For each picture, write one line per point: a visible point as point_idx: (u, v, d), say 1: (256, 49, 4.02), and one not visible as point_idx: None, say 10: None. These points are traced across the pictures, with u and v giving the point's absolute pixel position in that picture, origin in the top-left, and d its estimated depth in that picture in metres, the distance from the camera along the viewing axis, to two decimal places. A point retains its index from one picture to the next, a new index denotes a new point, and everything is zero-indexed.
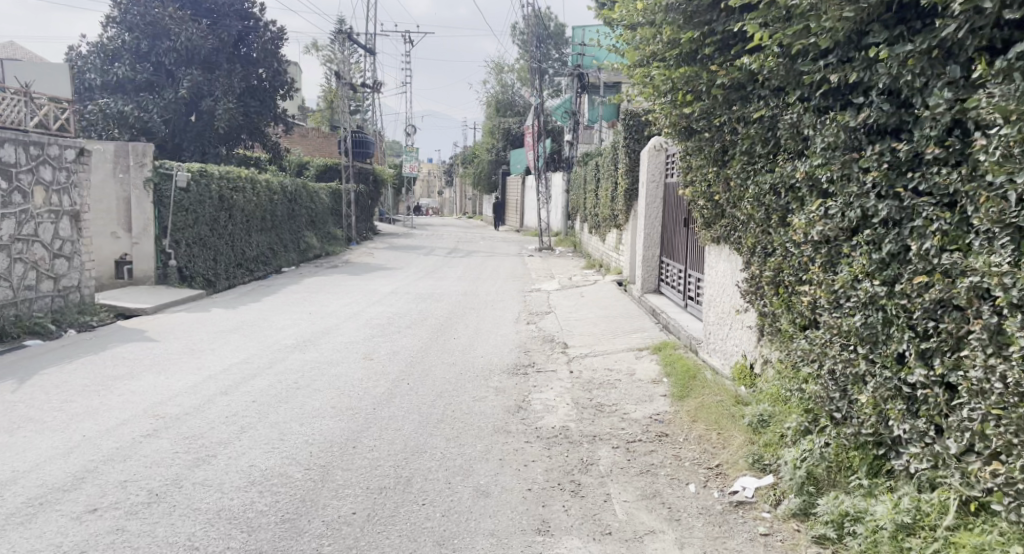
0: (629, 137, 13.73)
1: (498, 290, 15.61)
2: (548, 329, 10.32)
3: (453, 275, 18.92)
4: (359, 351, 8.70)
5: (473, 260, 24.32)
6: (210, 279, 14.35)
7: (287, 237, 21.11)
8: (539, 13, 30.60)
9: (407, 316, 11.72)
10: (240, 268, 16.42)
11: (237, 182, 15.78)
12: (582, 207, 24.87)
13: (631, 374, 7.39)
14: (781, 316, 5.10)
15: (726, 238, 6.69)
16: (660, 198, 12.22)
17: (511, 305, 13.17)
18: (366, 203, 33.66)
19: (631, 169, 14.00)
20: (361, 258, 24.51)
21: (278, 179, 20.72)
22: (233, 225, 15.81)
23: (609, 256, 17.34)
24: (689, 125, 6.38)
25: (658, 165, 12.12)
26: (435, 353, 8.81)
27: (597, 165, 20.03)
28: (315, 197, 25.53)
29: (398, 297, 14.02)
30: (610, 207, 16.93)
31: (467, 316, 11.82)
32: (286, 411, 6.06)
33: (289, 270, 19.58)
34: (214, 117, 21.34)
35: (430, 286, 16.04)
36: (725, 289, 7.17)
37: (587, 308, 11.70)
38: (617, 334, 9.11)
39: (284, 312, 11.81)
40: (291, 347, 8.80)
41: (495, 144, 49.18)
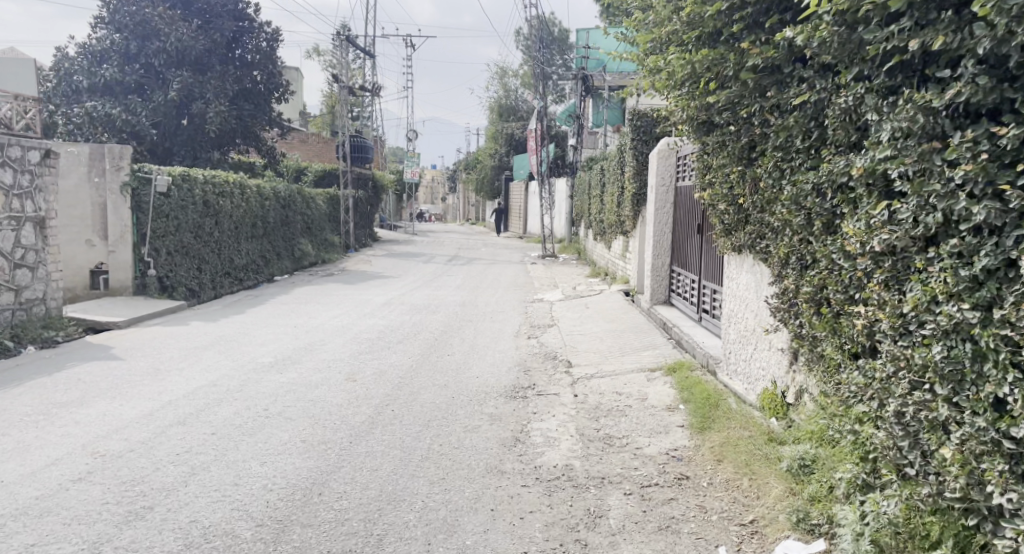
0: (635, 138, 12.98)
1: (498, 300, 14.84)
2: (549, 344, 9.54)
3: (452, 284, 18.16)
4: (342, 370, 7.94)
5: (473, 268, 23.57)
6: (194, 289, 13.62)
7: (280, 244, 20.40)
8: (543, 15, 29.92)
9: (398, 329, 10.96)
10: (228, 277, 15.69)
11: (224, 186, 15.06)
12: (586, 213, 24.15)
13: (642, 399, 6.61)
14: (824, 341, 4.32)
15: (751, 247, 5.92)
16: (671, 203, 11.45)
17: (511, 316, 12.40)
18: (365, 209, 32.95)
19: (638, 172, 13.24)
20: (358, 266, 23.79)
21: (271, 184, 19.99)
22: (220, 232, 15.08)
23: (615, 264, 16.56)
24: (711, 118, 5.65)
25: (669, 168, 11.34)
26: (426, 372, 8.03)
27: (602, 169, 19.30)
28: (311, 203, 24.81)
29: (391, 308, 13.26)
30: (616, 212, 16.15)
31: (463, 330, 11.05)
32: (249, 446, 5.29)
33: (281, 279, 18.85)
34: (205, 120, 20.66)
35: (426, 296, 15.27)
36: (749, 304, 6.38)
37: (592, 321, 10.91)
38: (626, 351, 8.32)
39: (268, 325, 11.05)
40: (268, 366, 8.04)
41: (497, 149, 48.51)
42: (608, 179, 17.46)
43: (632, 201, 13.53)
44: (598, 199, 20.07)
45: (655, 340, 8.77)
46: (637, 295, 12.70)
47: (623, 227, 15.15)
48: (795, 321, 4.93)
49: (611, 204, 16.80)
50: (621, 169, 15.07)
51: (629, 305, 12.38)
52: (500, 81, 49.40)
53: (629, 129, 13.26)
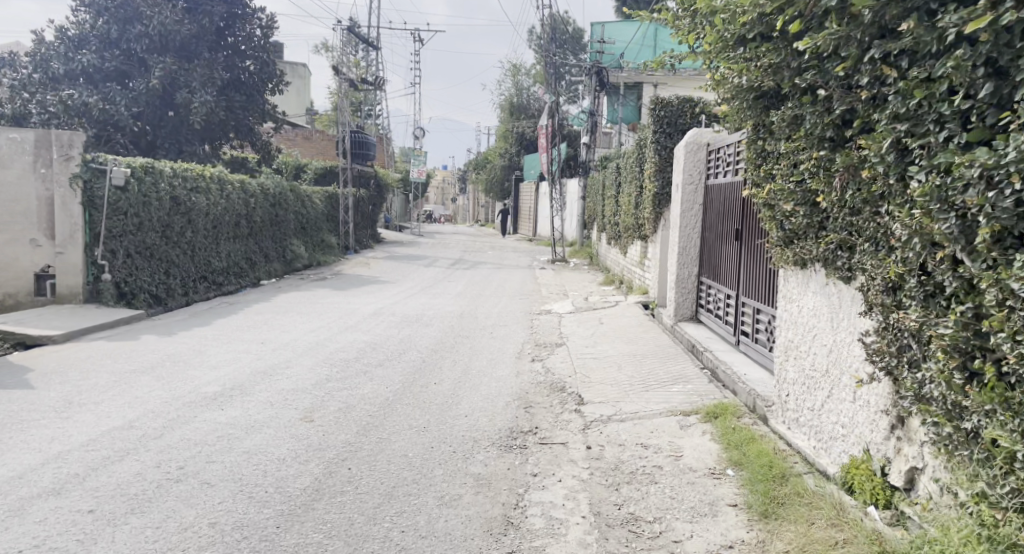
0: (658, 130, 11.44)
1: (500, 310, 13.29)
2: (556, 371, 8.02)
3: (453, 291, 16.65)
4: (299, 406, 6.44)
5: (477, 272, 22.06)
6: (160, 295, 12.17)
7: (268, 246, 18.97)
8: (556, 14, 28.44)
9: (380, 347, 9.46)
10: (202, 281, 14.26)
11: (198, 181, 13.63)
12: (599, 216, 22.64)
13: (677, 458, 5.04)
14: (987, 422, 2.81)
15: (831, 262, 4.37)
16: (700, 206, 10.02)
17: (514, 331, 10.90)
18: (367, 209, 31.51)
19: (660, 169, 11.68)
20: (355, 269, 22.40)
21: (259, 180, 18.55)
22: (194, 232, 13.64)
23: (632, 271, 14.99)
24: (783, 75, 4.08)
25: (698, 164, 9.92)
26: (402, 410, 6.52)
27: (618, 167, 17.75)
28: (306, 201, 23.39)
29: (378, 320, 11.77)
30: (634, 215, 14.59)
31: (456, 349, 9.53)
32: (128, 534, 3.83)
33: (267, 284, 17.43)
34: (190, 111, 19.35)
35: (420, 305, 13.74)
36: (819, 337, 4.81)
37: (609, 340, 9.35)
38: (650, 385, 6.76)
39: (231, 339, 9.57)
40: (209, 398, 6.58)
41: (508, 149, 47.02)
42: (625, 178, 15.92)
43: (652, 203, 11.96)
44: (612, 200, 18.53)
45: (686, 371, 7.20)
46: (658, 311, 11.14)
47: (643, 231, 13.55)
48: (916, 376, 3.33)
49: (629, 206, 15.23)
50: (641, 166, 13.50)
51: (649, 320, 10.83)
52: (512, 78, 47.96)
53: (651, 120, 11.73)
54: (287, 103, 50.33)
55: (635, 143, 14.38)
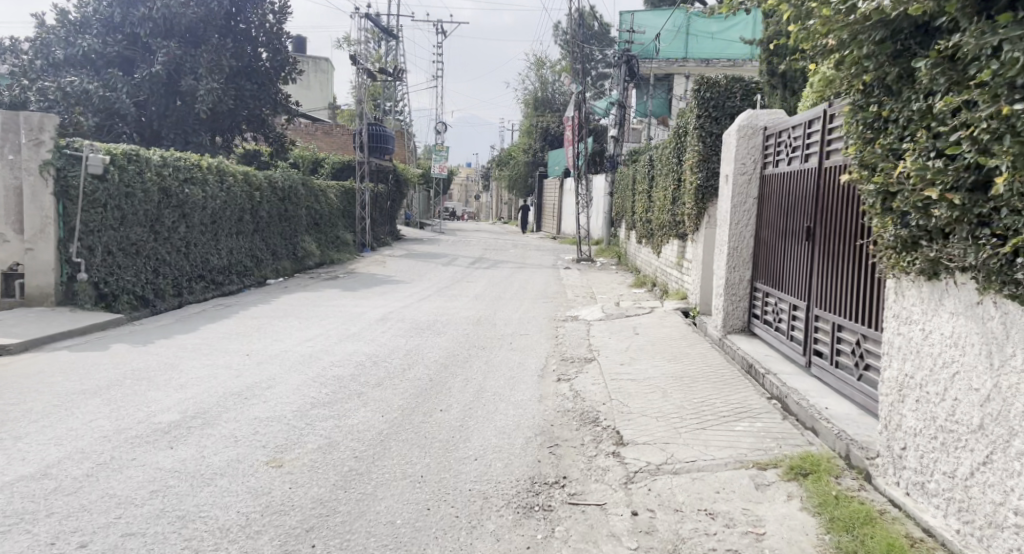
0: (703, 114, 10.21)
1: (521, 316, 12.00)
2: (586, 395, 6.75)
3: (472, 293, 15.45)
4: (271, 442, 5.23)
5: (498, 272, 20.82)
6: (146, 298, 11.01)
7: (276, 242, 17.87)
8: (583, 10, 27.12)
9: (382, 362, 8.21)
10: (199, 281, 13.14)
11: (194, 172, 12.47)
12: (628, 213, 21.33)
13: (759, 539, 3.71)
14: None
15: (999, 270, 3.08)
16: (754, 200, 8.68)
17: (536, 342, 9.65)
18: (384, 205, 30.35)
19: (704, 158, 10.30)
20: (369, 267, 21.28)
21: (267, 172, 17.42)
22: (189, 228, 12.48)
23: (668, 273, 13.63)
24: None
25: (752, 151, 8.62)
26: (396, 449, 5.25)
27: (651, 160, 16.37)
28: (320, 196, 22.27)
29: (384, 327, 10.53)
30: (671, 212, 13.22)
31: (470, 365, 8.25)
32: None
33: (274, 283, 16.34)
34: (196, 99, 18.25)
35: (435, 310, 12.50)
36: (962, 378, 3.48)
37: (648, 356, 8.01)
38: (707, 420, 5.43)
39: (213, 349, 8.36)
40: (162, 429, 5.38)
41: (532, 145, 45.72)
42: (660, 171, 14.55)
43: (694, 197, 10.59)
44: (644, 197, 17.17)
45: (749, 403, 5.85)
46: (702, 320, 9.79)
47: (683, 229, 12.20)
48: None
49: (664, 202, 13.85)
50: (681, 156, 12.14)
51: (693, 331, 9.48)
52: (536, 72, 46.65)
53: (694, 103, 10.36)
54: (306, 96, 49.38)
55: (672, 131, 13.00)
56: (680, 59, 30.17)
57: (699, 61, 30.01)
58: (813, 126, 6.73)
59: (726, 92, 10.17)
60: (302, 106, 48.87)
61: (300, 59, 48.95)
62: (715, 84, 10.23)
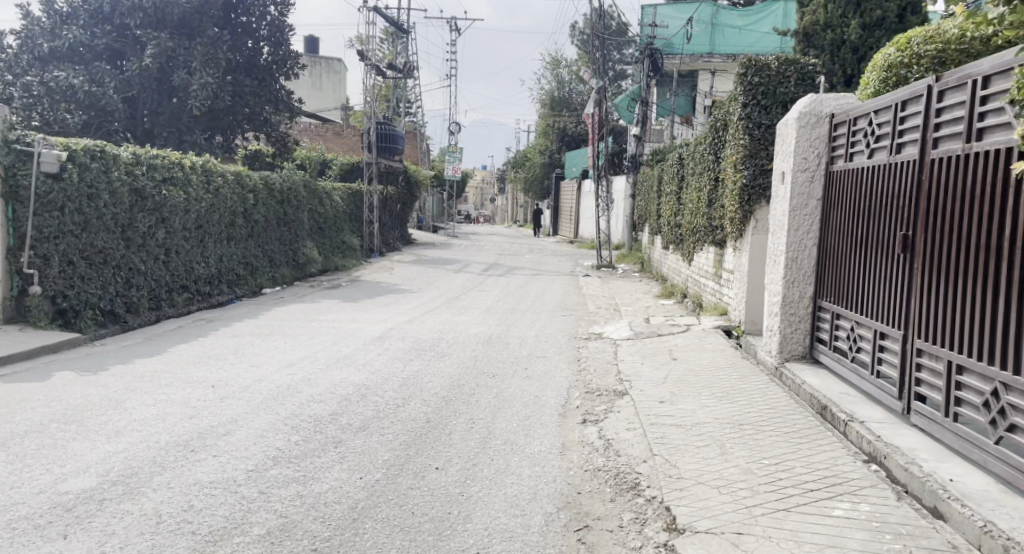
0: (749, 102, 8.92)
1: (538, 334, 10.67)
2: (621, 447, 5.41)
3: (483, 305, 14.16)
4: (208, 525, 3.91)
5: (513, 279, 19.53)
6: (116, 313, 9.74)
7: (275, 249, 16.68)
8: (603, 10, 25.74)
9: (372, 395, 6.90)
10: (183, 292, 11.87)
11: (174, 171, 11.17)
12: (652, 217, 20.06)
13: None
14: None
15: None
16: (817, 202, 7.42)
17: (555, 370, 8.33)
18: (394, 208, 29.14)
19: (751, 154, 9.02)
20: (376, 275, 20.07)
21: (265, 173, 16.22)
22: (170, 233, 11.20)
23: (703, 285, 12.27)
24: None
25: (815, 143, 7.35)
26: (373, 535, 3.92)
27: (680, 159, 15.09)
28: (325, 199, 21.07)
29: (384, 347, 9.25)
30: (708, 216, 11.89)
31: (478, 401, 6.93)
32: None
33: (270, 293, 15.13)
34: (189, 94, 16.99)
35: (442, 326, 11.21)
36: None
37: (692, 390, 6.66)
38: (792, 500, 4.09)
39: (175, 377, 7.08)
40: (66, 505, 4.07)
41: (549, 147, 44.45)
42: (692, 171, 13.24)
43: (737, 199, 9.28)
44: (672, 200, 15.82)
45: (841, 469, 4.50)
46: (749, 343, 8.44)
47: (723, 235, 10.87)
48: None
49: (699, 204, 12.51)
50: (721, 151, 10.81)
51: (740, 356, 8.13)
52: (552, 72, 45.57)
53: (739, 90, 9.07)
54: (319, 99, 48.30)
55: (709, 125, 11.69)
56: (706, 55, 29.02)
57: (726, 57, 28.86)
58: (909, 110, 5.48)
59: (777, 77, 8.86)
60: (306, 108, 47.88)
61: (314, 61, 47.84)
62: (764, 68, 8.89)
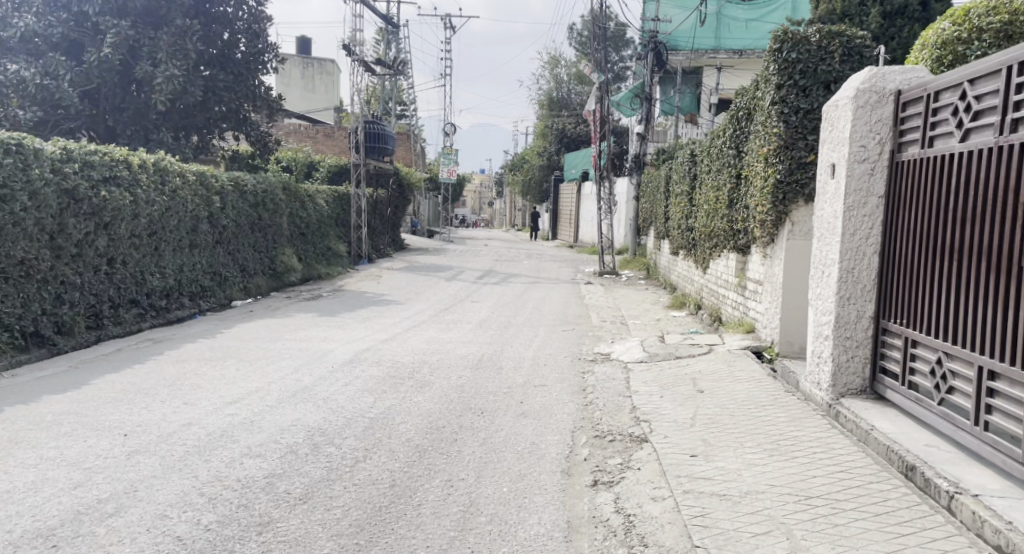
0: (783, 83, 7.57)
1: (537, 356, 9.26)
2: (650, 534, 4.01)
3: (475, 319, 12.76)
4: None
5: (509, 288, 18.15)
6: (42, 334, 8.33)
7: (248, 257, 15.28)
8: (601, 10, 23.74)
9: (327, 446, 5.48)
10: (133, 307, 10.44)
11: (118, 169, 9.77)
12: (659, 219, 18.70)
13: None
14: None
15: None
16: (878, 199, 6.04)
17: (556, 405, 6.93)
18: (385, 212, 27.77)
19: (787, 145, 7.65)
20: (362, 284, 18.69)
21: (236, 173, 14.83)
22: (115, 241, 9.79)
23: (724, 297, 10.85)
24: None
25: (876, 126, 5.97)
26: None
27: (692, 155, 13.74)
28: (306, 202, 19.68)
29: (354, 376, 7.84)
30: (728, 218, 10.52)
31: (461, 452, 5.51)
32: None
33: (239, 306, 13.72)
34: (153, 88, 15.58)
35: (428, 345, 9.79)
36: None
37: (732, 442, 5.26)
38: None
39: (81, 421, 5.66)
40: None
41: (547, 148, 43.10)
42: (709, 169, 11.85)
43: (769, 197, 7.90)
44: (682, 201, 14.40)
45: None
46: (789, 370, 7.03)
47: (751, 240, 9.47)
48: None
49: (717, 205, 11.11)
50: (747, 144, 9.42)
51: (781, 388, 6.72)
52: (551, 71, 44.32)
53: (772, 70, 7.70)
54: (311, 101, 46.90)
55: (732, 114, 10.29)
56: (711, 50, 27.60)
57: (732, 52, 27.49)
58: None
59: (818, 53, 7.48)
60: (287, 105, 46.64)
61: (307, 61, 46.46)
62: (803, 42, 7.51)
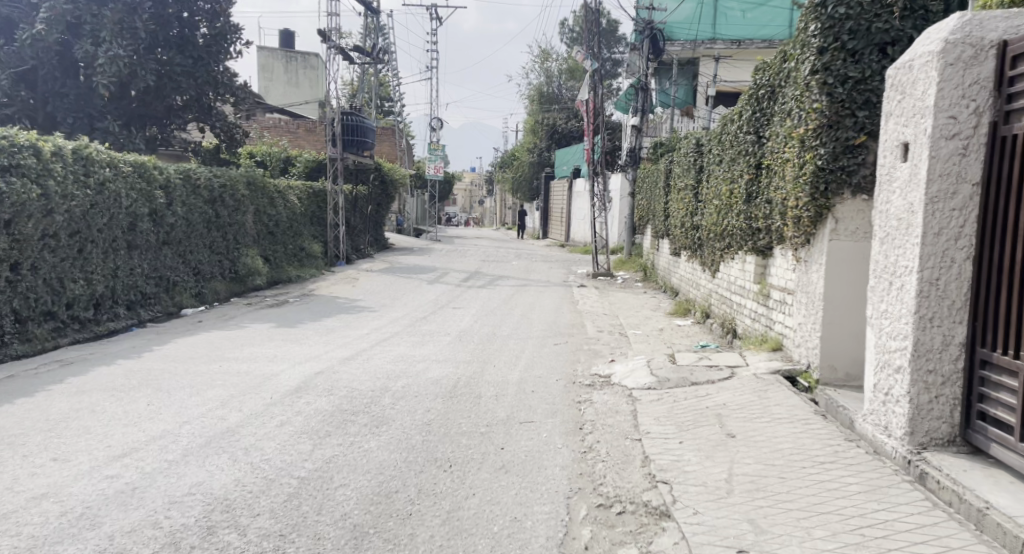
0: (827, 45, 6.08)
1: (522, 380, 7.73)
2: None
3: (454, 329, 11.28)
4: None
5: (495, 291, 16.69)
6: None
7: (201, 260, 13.75)
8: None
9: (226, 531, 3.98)
10: (46, 321, 9.00)
11: (24, 158, 8.37)
12: (657, 217, 17.27)
13: None
14: None
15: None
16: (973, 188, 4.53)
17: (544, 451, 5.47)
18: (365, 209, 26.24)
19: (830, 122, 6.15)
20: (335, 288, 17.18)
21: (186, 164, 13.29)
22: (20, 242, 8.37)
23: (742, 306, 9.34)
24: None
25: (972, 87, 4.46)
26: None
27: (697, 143, 12.28)
28: (274, 198, 18.11)
29: (294, 410, 6.31)
30: (745, 213, 9.03)
31: (413, 538, 4.02)
32: None
33: (189, 316, 12.21)
34: (94, 70, 14.12)
35: (394, 366, 8.26)
36: None
37: (793, 531, 3.80)
38: None
39: None
40: None
41: (537, 143, 41.61)
42: (720, 158, 10.33)
43: (808, 188, 6.42)
44: (686, 197, 12.88)
45: None
46: (841, 407, 5.54)
47: (777, 241, 7.97)
48: None
49: (731, 199, 9.59)
50: (773, 127, 7.91)
51: (835, 432, 5.22)
52: (541, 64, 42.94)
53: (813, 30, 6.20)
54: (293, 95, 45.26)
55: (753, 93, 8.78)
56: (708, 41, 26.07)
57: (730, 42, 25.97)
58: None
59: (872, 7, 5.95)
60: (268, 99, 45.11)
61: (288, 54, 44.81)
62: None
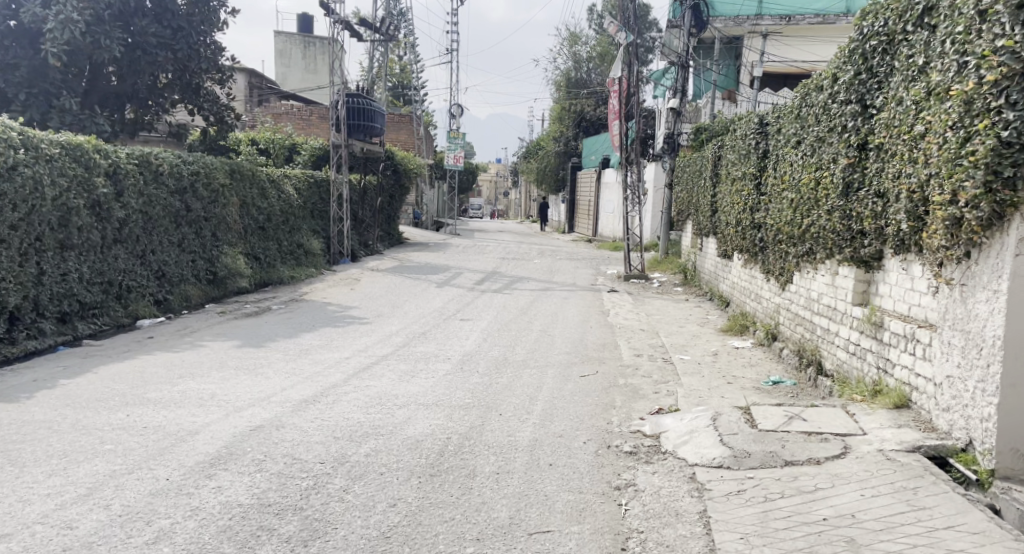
0: None
1: (537, 445, 5.54)
2: None
3: (458, 351, 9.10)
4: None
5: (515, 297, 14.46)
6: None
7: (165, 261, 11.72)
8: None
9: None
10: None
11: None
12: (702, 213, 14.87)
13: None
14: None
15: None
16: None
17: None
18: (376, 201, 24.14)
19: None
20: (330, 292, 15.08)
21: (146, 147, 11.29)
22: None
23: (833, 335, 7.06)
24: None
25: None
26: None
27: (761, 122, 9.98)
28: (266, 189, 16.06)
29: (189, 506, 4.21)
30: (839, 209, 6.76)
31: None
32: None
33: (141, 329, 10.19)
34: (45, 37, 12.38)
35: (364, 417, 6.09)
36: None
37: None
38: None
39: None
40: None
41: (564, 132, 39.04)
42: (799, 137, 8.04)
43: (980, 173, 4.18)
44: (745, 189, 10.54)
45: None
46: None
47: (907, 250, 5.70)
48: None
49: (817, 191, 7.30)
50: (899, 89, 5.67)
51: None
52: (569, 48, 40.24)
53: None
54: (312, 81, 43.27)
55: (860, 46, 6.51)
56: (754, 17, 23.50)
57: (778, 17, 23.32)
58: None
59: None
60: (285, 86, 43.13)
61: (307, 41, 42.85)
62: None
